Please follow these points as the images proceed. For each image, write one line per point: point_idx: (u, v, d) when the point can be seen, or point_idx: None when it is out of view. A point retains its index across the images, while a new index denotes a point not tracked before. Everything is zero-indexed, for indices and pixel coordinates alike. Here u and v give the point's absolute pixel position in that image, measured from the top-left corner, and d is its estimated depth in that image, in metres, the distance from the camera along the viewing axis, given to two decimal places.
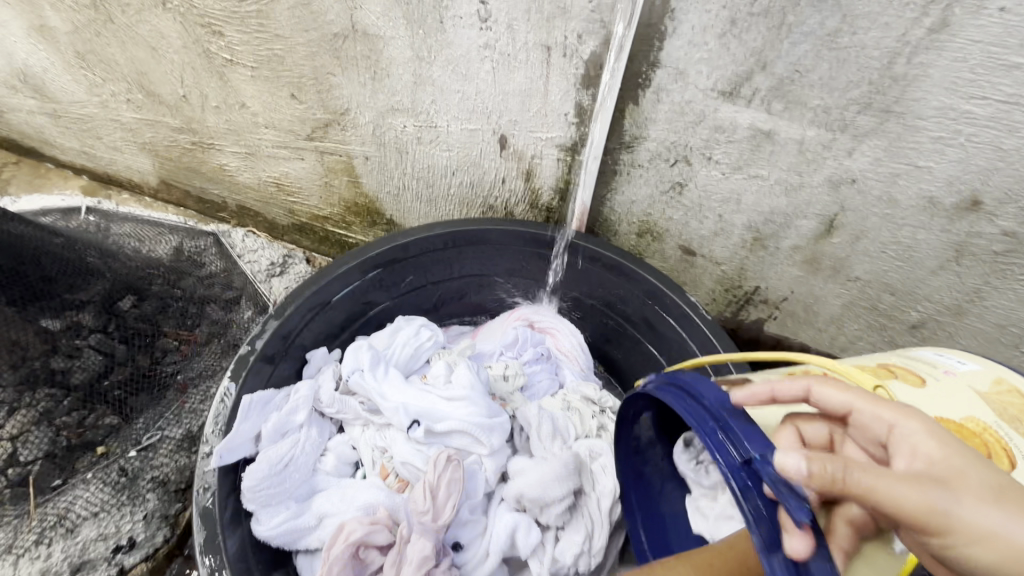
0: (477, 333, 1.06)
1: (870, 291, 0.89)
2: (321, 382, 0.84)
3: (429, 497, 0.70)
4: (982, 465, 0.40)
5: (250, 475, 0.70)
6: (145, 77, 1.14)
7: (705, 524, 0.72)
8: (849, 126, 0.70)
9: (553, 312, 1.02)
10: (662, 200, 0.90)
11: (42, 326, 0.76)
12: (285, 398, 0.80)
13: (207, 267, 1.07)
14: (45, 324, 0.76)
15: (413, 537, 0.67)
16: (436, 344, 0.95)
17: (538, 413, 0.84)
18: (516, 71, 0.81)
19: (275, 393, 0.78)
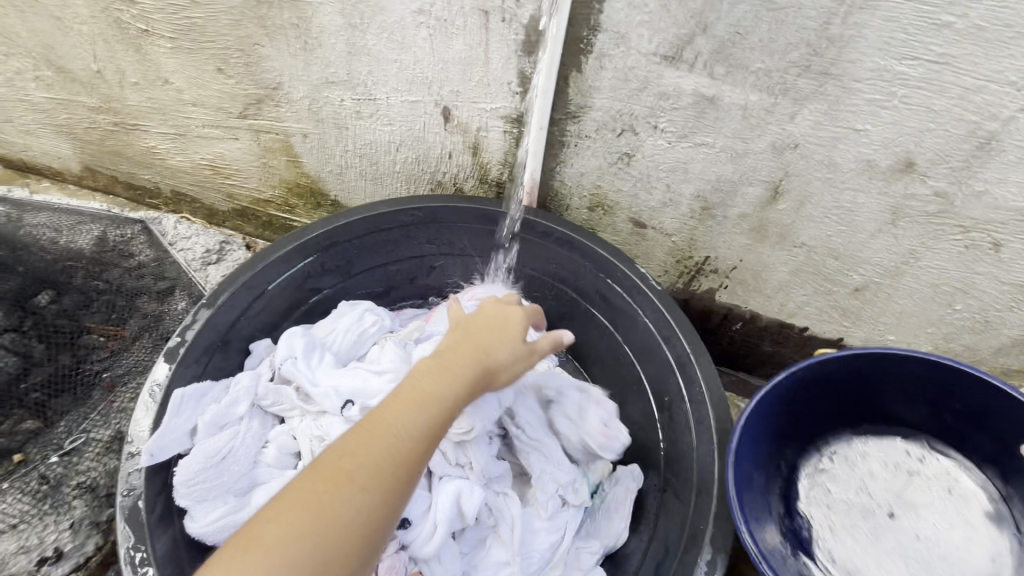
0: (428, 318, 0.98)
1: (815, 256, 0.90)
2: (260, 370, 0.77)
3: None
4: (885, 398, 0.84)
5: (184, 468, 0.66)
6: (52, 52, 1.04)
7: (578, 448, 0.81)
8: (789, 90, 0.70)
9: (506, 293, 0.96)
10: (611, 171, 0.88)
11: None
12: (223, 391, 0.74)
13: (135, 258, 0.97)
14: None
15: None
16: (382, 330, 0.87)
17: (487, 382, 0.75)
18: (454, 38, 0.77)
19: (212, 385, 0.74)
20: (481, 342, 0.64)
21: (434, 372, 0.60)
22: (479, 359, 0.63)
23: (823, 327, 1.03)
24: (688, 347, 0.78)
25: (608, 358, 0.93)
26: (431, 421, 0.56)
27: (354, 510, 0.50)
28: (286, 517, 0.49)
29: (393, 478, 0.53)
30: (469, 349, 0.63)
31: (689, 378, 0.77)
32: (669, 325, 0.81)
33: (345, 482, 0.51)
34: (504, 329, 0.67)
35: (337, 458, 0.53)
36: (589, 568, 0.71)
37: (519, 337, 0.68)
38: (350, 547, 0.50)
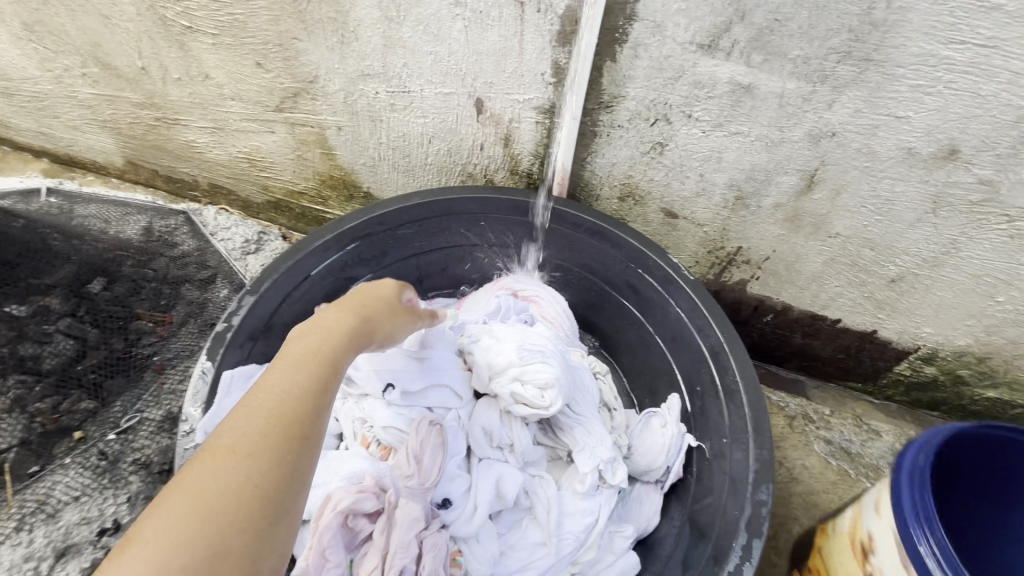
0: (461, 307, 1.00)
1: (850, 246, 0.89)
2: None
3: (413, 461, 0.64)
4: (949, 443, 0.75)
5: None
6: (99, 49, 1.08)
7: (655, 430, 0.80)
8: (829, 77, 0.69)
9: (537, 283, 0.97)
10: (643, 161, 0.88)
11: (9, 312, 0.84)
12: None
13: (179, 247, 1.01)
14: (12, 310, 0.84)
15: (401, 502, 0.62)
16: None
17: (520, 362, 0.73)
18: (489, 29, 0.78)
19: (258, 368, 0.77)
20: (353, 301, 0.60)
21: (309, 335, 0.54)
22: (355, 312, 0.58)
23: (857, 319, 1.02)
24: (722, 336, 0.78)
25: (637, 348, 0.94)
26: (315, 374, 0.50)
27: (241, 478, 0.42)
28: (159, 511, 0.39)
29: (281, 434, 0.44)
30: (342, 309, 0.58)
31: (723, 367, 0.77)
32: (702, 315, 0.81)
33: (225, 456, 0.42)
34: (377, 290, 0.63)
35: (210, 440, 0.44)
36: (622, 551, 0.70)
37: (395, 296, 0.64)
38: (246, 519, 0.40)
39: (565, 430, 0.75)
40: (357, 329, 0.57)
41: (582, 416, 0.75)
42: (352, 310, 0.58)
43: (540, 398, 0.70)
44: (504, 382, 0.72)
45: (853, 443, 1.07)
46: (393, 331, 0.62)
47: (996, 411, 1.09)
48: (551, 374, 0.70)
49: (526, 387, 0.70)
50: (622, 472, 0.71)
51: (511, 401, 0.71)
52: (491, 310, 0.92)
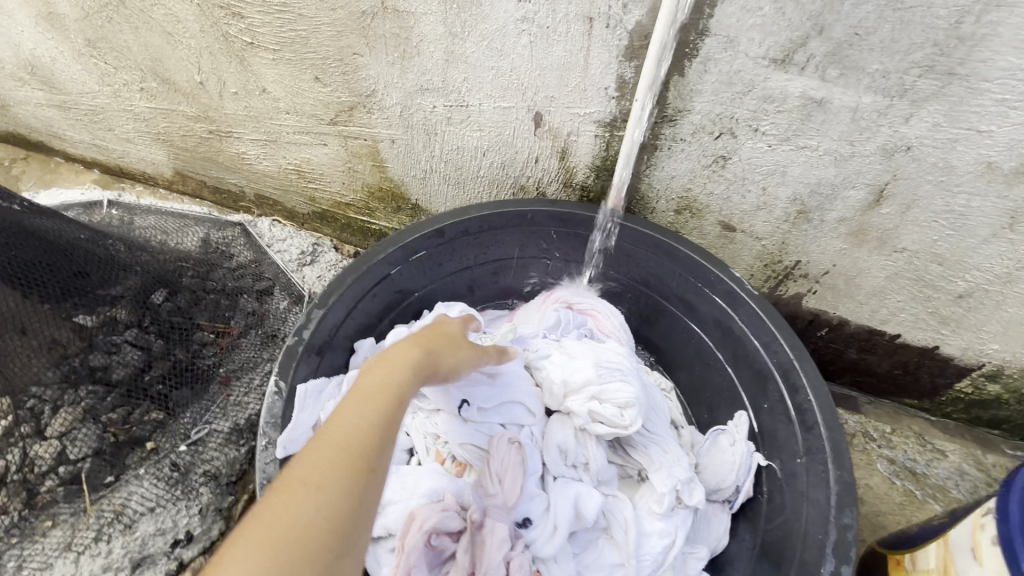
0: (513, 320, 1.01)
1: (917, 261, 0.87)
2: None
3: (494, 479, 0.66)
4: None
5: None
6: (159, 65, 1.10)
7: (722, 454, 0.79)
8: (908, 91, 0.68)
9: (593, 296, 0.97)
10: (704, 174, 0.88)
11: (78, 323, 0.81)
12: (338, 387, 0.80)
13: (236, 258, 1.04)
14: (81, 320, 0.81)
15: (486, 522, 0.62)
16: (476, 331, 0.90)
17: (597, 380, 0.73)
18: (555, 44, 0.78)
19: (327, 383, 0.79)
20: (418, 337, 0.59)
21: (382, 361, 0.53)
22: (420, 345, 0.57)
23: (918, 334, 1.00)
24: (790, 352, 0.77)
25: (694, 362, 0.93)
26: (383, 406, 0.48)
27: (312, 510, 0.40)
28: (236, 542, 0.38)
29: (350, 468, 0.43)
30: (410, 340, 0.57)
31: (793, 384, 0.76)
32: (768, 330, 0.79)
33: (298, 486, 0.41)
34: (439, 329, 0.63)
35: (284, 470, 0.43)
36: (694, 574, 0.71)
37: (456, 334, 0.64)
38: (317, 556, 0.39)
39: (638, 448, 0.74)
40: (425, 361, 0.56)
41: (656, 435, 0.74)
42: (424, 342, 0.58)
43: (619, 416, 0.70)
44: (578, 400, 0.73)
45: (916, 463, 1.04)
46: (457, 366, 0.61)
47: None
48: (630, 394, 0.71)
49: (604, 406, 0.71)
50: (700, 494, 0.69)
51: (587, 419, 0.72)
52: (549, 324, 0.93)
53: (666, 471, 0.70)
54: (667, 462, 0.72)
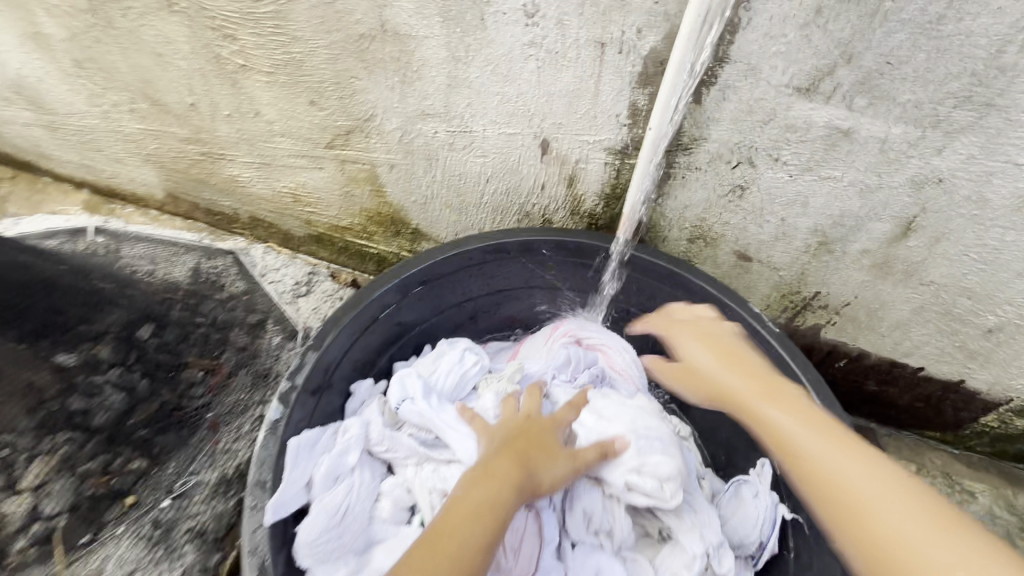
0: (514, 354, 0.96)
1: (945, 295, 0.83)
2: (370, 419, 0.79)
3: (513, 558, 0.66)
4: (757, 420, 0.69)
5: (306, 529, 0.67)
6: (149, 86, 1.06)
7: (748, 510, 0.76)
8: (942, 121, 0.64)
9: (601, 328, 0.94)
10: (719, 204, 0.83)
11: (57, 362, 0.74)
12: (332, 436, 0.76)
13: (227, 289, 0.99)
14: (59, 360, 0.74)
15: None
16: (482, 369, 0.87)
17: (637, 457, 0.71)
18: (564, 70, 0.74)
19: (322, 433, 0.75)
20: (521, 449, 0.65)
21: (482, 479, 0.59)
22: (520, 462, 0.62)
23: (942, 368, 0.95)
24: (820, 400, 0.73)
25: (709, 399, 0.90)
26: (490, 526, 0.54)
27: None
28: None
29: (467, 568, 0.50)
30: (507, 458, 0.63)
31: None
32: (795, 374, 0.76)
33: None
34: (538, 436, 0.68)
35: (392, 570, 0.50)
36: None
37: (555, 441, 0.69)
38: None
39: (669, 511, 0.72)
40: (521, 481, 0.61)
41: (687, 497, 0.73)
42: (522, 465, 0.63)
43: (660, 490, 0.69)
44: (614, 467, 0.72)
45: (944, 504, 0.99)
46: (551, 483, 0.64)
47: None
48: (670, 468, 0.69)
49: (642, 478, 0.69)
50: (731, 563, 0.70)
51: (622, 489, 0.71)
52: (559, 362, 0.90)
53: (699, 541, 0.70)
54: (699, 529, 0.71)
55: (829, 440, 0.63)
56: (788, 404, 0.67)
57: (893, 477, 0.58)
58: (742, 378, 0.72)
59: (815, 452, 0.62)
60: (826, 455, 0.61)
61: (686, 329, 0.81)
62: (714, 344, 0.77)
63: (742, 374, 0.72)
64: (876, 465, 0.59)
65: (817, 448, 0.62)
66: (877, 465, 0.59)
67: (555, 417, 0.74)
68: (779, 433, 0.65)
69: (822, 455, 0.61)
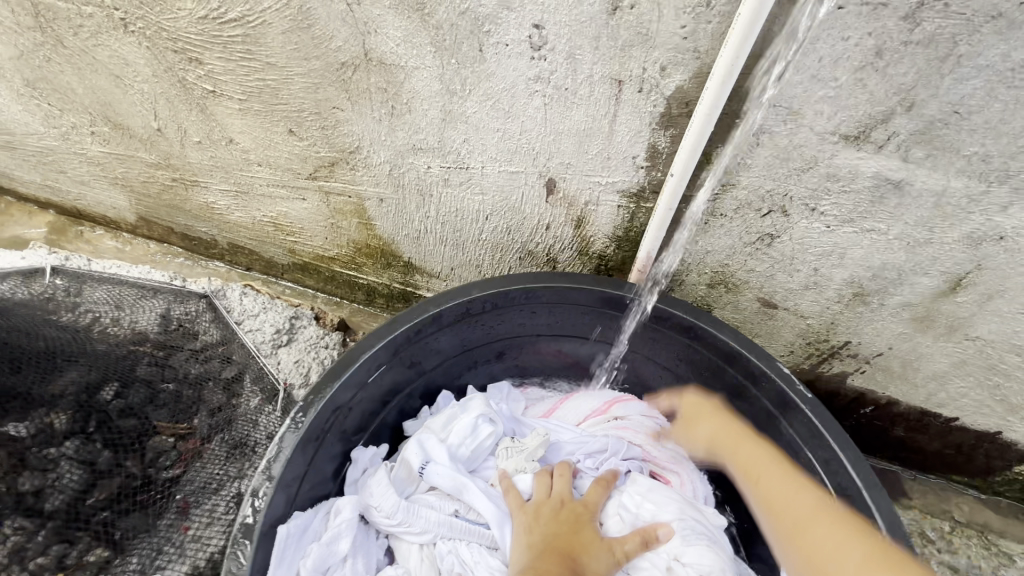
0: (551, 412, 0.89)
1: (991, 350, 0.75)
2: (370, 496, 0.68)
3: None
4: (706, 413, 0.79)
5: None
6: (110, 109, 0.96)
7: None
8: (1010, 177, 0.55)
9: (642, 407, 0.83)
10: (745, 251, 0.75)
11: (6, 434, 0.66)
12: (323, 520, 0.66)
13: (201, 338, 0.91)
14: (10, 431, 0.66)
15: None
16: (498, 439, 0.74)
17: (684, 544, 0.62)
18: (575, 108, 0.65)
19: (313, 516, 0.65)
20: (563, 544, 0.60)
21: None
22: (565, 561, 0.58)
23: (979, 419, 0.88)
24: (857, 478, 0.64)
25: None
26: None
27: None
28: None
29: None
30: (550, 561, 0.58)
31: None
32: (827, 445, 0.68)
33: None
34: (575, 525, 0.63)
35: None
36: None
37: (595, 530, 0.64)
38: None
39: None
40: None
41: None
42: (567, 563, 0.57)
43: None
44: (653, 551, 0.63)
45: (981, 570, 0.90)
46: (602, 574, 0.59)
47: None
48: (715, 562, 0.60)
49: (685, 571, 0.60)
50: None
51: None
52: (590, 436, 0.79)
53: None
54: None
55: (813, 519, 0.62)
56: (801, 505, 0.63)
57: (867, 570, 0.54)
58: (766, 482, 0.67)
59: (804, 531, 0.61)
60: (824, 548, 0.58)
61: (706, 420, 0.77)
62: (721, 435, 0.75)
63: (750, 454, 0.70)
64: (846, 550, 0.57)
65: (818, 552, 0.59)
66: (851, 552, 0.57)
67: (589, 500, 0.68)
68: (796, 523, 0.63)
69: (819, 549, 0.59)
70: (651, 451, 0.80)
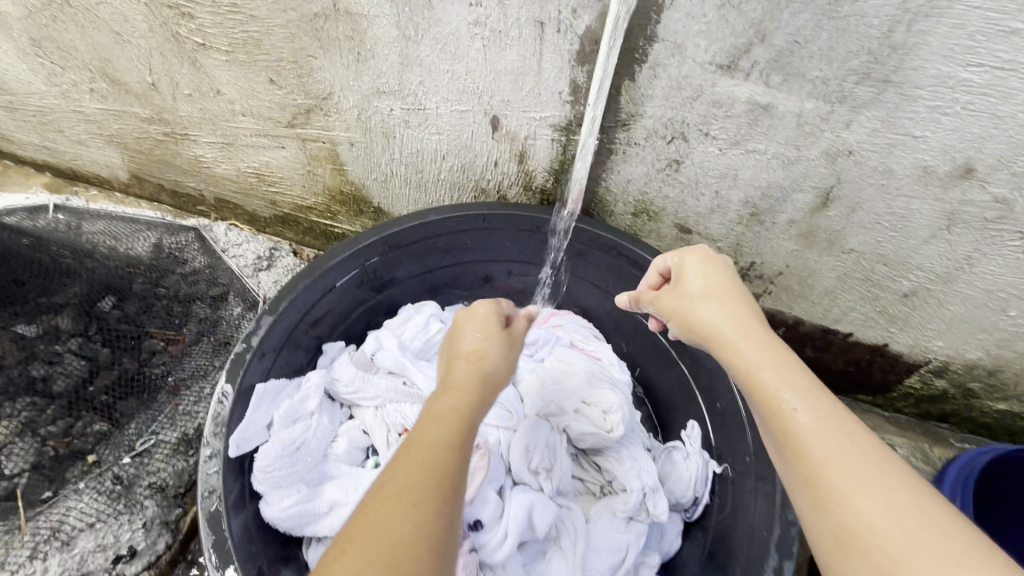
0: None
1: (864, 262, 0.90)
2: (333, 371, 0.79)
3: None
4: (729, 305, 0.61)
5: (263, 455, 0.68)
6: (109, 65, 1.07)
7: (683, 460, 0.80)
8: (847, 98, 0.70)
9: (578, 319, 0.95)
10: (658, 178, 0.89)
11: (18, 332, 0.81)
12: (297, 386, 0.78)
13: (189, 264, 1.01)
14: (20, 330, 0.81)
15: None
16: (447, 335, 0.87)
17: (595, 388, 0.76)
18: (508, 48, 0.78)
19: (287, 383, 0.76)
20: (473, 354, 0.61)
21: (439, 397, 0.56)
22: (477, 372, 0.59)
23: (868, 332, 1.03)
24: None
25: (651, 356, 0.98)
26: (451, 436, 0.52)
27: (412, 527, 0.45)
28: (425, 502, 0.47)
29: (436, 489, 0.47)
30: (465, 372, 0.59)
31: None
32: None
33: (394, 504, 0.46)
34: (487, 330, 0.64)
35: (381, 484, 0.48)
36: None
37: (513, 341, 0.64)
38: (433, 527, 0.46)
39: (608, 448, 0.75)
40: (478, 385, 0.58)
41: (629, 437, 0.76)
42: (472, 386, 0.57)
43: (603, 420, 0.73)
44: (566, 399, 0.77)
45: None
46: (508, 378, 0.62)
47: (1006, 422, 1.11)
48: (615, 400, 0.74)
49: (591, 409, 0.75)
50: (665, 504, 0.69)
51: (573, 418, 0.75)
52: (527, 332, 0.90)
53: (647, 471, 0.72)
54: (645, 463, 0.73)
55: (782, 357, 0.55)
56: (805, 389, 0.52)
57: (900, 481, 0.46)
58: (742, 321, 0.59)
59: (815, 438, 0.49)
60: (851, 488, 0.47)
61: (697, 268, 0.66)
62: (713, 282, 0.64)
63: (734, 314, 0.60)
64: (861, 442, 0.49)
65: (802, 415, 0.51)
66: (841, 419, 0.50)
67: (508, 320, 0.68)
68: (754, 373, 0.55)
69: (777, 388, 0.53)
70: (579, 342, 0.89)
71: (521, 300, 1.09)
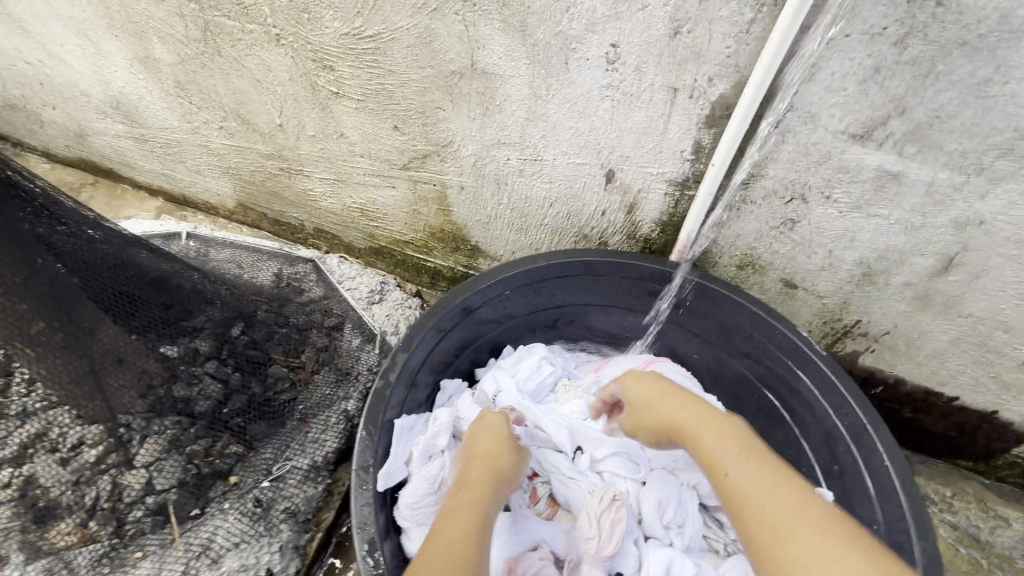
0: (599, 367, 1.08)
1: (982, 327, 0.89)
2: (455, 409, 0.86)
3: (594, 525, 0.77)
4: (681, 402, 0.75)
5: (410, 492, 0.76)
6: (242, 107, 1.17)
7: None
8: (985, 170, 0.71)
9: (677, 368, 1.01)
10: (769, 235, 0.91)
11: (162, 353, 0.81)
12: (426, 423, 0.83)
13: (307, 293, 1.09)
14: (165, 352, 0.82)
15: (585, 562, 0.75)
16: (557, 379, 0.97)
17: None
18: (637, 110, 0.83)
19: (417, 419, 0.82)
20: (486, 453, 0.74)
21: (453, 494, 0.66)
22: (488, 468, 0.71)
23: (976, 397, 1.00)
24: (863, 415, 0.82)
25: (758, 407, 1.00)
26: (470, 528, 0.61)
27: None
28: None
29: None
30: (477, 467, 0.71)
31: (868, 447, 0.82)
32: (839, 392, 0.85)
33: None
34: (499, 438, 0.76)
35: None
36: None
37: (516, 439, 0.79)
38: None
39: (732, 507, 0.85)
40: (489, 480, 0.70)
41: None
42: (482, 484, 0.68)
43: None
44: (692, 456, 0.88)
45: (979, 528, 1.03)
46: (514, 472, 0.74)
47: None
48: None
49: None
50: None
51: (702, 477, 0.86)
52: None
53: None
54: None
55: (719, 431, 0.69)
56: (730, 452, 0.65)
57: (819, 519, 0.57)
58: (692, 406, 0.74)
59: (743, 487, 0.61)
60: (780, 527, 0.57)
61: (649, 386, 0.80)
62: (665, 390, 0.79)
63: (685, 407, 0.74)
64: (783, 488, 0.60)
65: (736, 471, 0.63)
66: (768, 468, 0.62)
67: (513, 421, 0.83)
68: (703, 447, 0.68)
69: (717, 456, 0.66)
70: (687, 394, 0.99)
71: (613, 345, 1.12)
